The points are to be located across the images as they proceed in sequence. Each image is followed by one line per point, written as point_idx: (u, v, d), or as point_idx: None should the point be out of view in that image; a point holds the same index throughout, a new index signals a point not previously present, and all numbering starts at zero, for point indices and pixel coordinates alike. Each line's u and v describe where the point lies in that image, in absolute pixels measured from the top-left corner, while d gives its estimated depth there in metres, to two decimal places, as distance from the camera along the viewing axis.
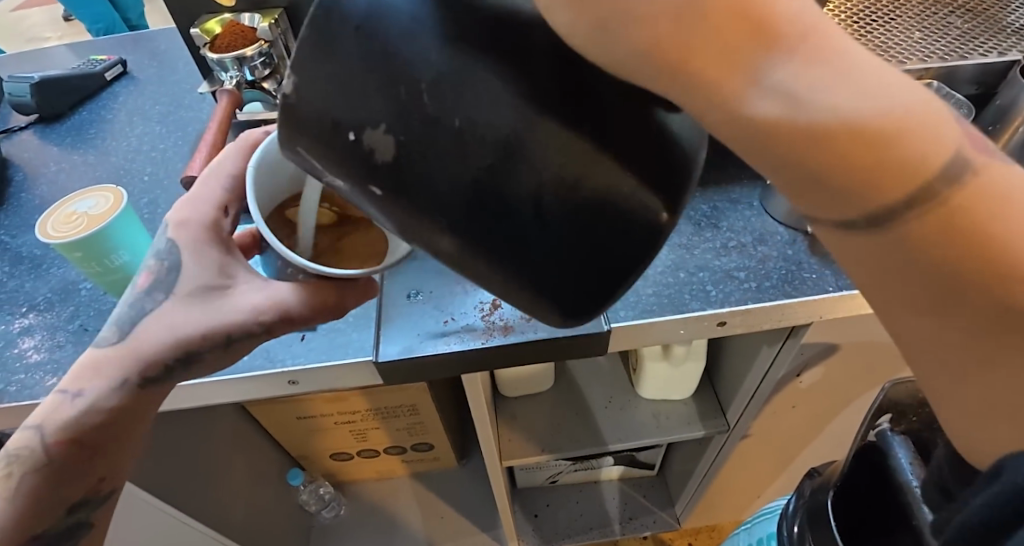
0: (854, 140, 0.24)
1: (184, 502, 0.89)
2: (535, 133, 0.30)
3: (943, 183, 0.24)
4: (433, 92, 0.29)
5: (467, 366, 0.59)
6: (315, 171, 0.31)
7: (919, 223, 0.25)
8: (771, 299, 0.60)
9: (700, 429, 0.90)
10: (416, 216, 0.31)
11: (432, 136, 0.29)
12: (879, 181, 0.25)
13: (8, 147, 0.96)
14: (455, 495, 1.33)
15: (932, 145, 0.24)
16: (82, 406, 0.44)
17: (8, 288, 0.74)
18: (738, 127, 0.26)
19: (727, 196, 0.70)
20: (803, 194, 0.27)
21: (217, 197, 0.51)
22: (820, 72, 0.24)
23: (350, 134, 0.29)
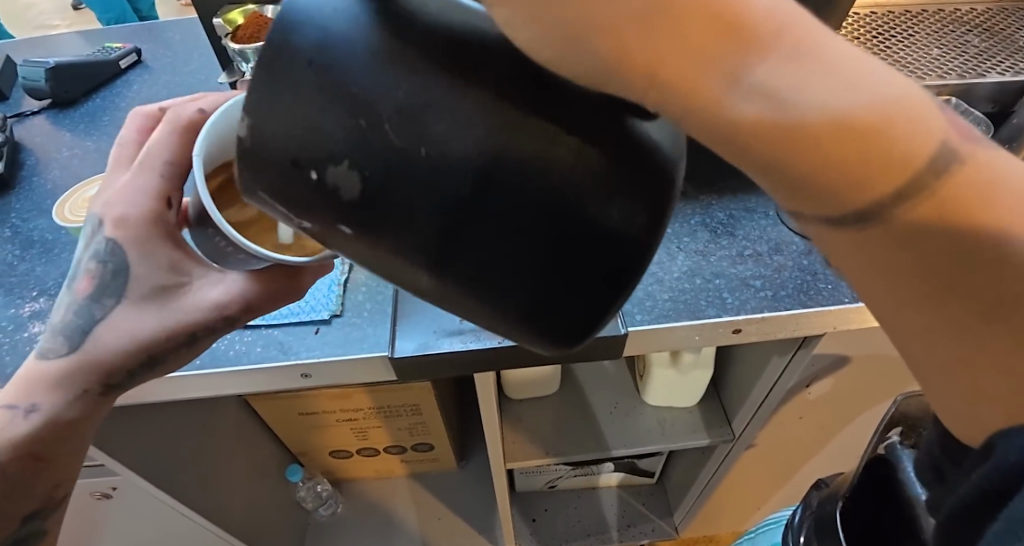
0: (841, 140, 0.21)
1: (184, 495, 0.89)
2: (498, 149, 0.26)
3: (931, 173, 0.21)
4: (395, 118, 0.26)
5: (481, 364, 0.59)
6: (284, 217, 0.29)
7: (908, 218, 0.22)
8: (788, 309, 0.60)
9: (705, 437, 0.90)
10: (390, 253, 0.28)
11: (393, 165, 0.26)
12: (860, 184, 0.21)
13: (20, 131, 0.96)
14: (453, 497, 1.32)
15: (920, 133, 0.21)
16: (40, 420, 0.46)
17: (18, 271, 0.73)
18: (720, 133, 0.22)
19: (744, 205, 0.71)
20: (782, 196, 0.24)
21: (155, 187, 0.45)
22: (803, 72, 0.21)
23: (312, 172, 0.27)
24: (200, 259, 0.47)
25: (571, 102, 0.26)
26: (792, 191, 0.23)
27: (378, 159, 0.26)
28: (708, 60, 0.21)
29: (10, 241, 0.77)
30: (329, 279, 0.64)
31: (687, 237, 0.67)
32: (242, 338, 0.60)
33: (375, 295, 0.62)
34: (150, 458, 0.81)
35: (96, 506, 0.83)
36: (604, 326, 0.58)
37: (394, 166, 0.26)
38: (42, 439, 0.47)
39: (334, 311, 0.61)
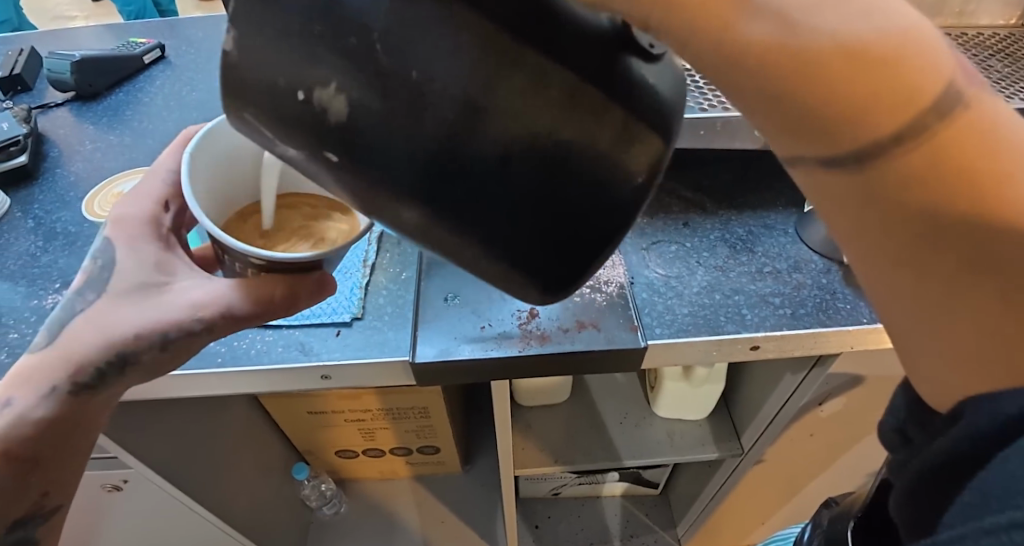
0: (853, 68, 0.24)
1: (194, 489, 0.89)
2: (493, 89, 0.28)
3: (937, 115, 0.24)
4: (387, 47, 0.27)
5: (500, 372, 0.59)
6: (267, 141, 0.32)
7: (910, 157, 0.25)
8: (806, 327, 0.60)
9: (713, 451, 0.90)
10: (370, 183, 0.31)
11: (389, 94, 0.28)
12: (865, 118, 0.25)
13: (43, 122, 0.96)
14: (456, 500, 1.33)
15: (932, 72, 0.24)
16: (10, 416, 0.46)
17: (42, 262, 0.74)
18: (737, 53, 0.27)
19: (763, 222, 0.71)
20: (789, 131, 0.28)
21: (158, 192, 0.51)
22: (818, 1, 0.25)
23: (300, 93, 0.29)
24: (184, 259, 0.49)
25: (585, 42, 0.29)
26: (799, 125, 0.27)
27: (386, 95, 0.28)
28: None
29: (34, 232, 0.78)
30: (350, 282, 0.64)
31: (706, 252, 0.67)
32: (263, 338, 0.60)
33: (396, 299, 0.63)
34: (161, 451, 0.82)
35: (106, 497, 0.83)
36: (624, 338, 0.58)
37: (381, 90, 0.28)
38: (5, 442, 0.45)
39: (355, 314, 0.62)
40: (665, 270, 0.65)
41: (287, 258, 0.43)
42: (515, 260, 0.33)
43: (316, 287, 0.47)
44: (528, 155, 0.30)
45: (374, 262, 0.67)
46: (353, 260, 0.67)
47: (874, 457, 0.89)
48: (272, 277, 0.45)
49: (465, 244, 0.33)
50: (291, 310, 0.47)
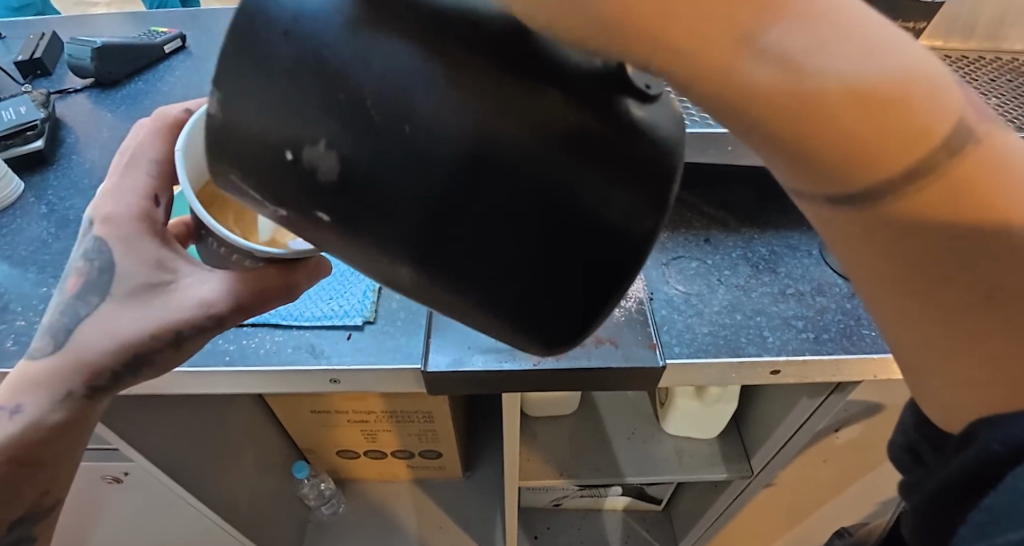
0: (864, 113, 0.22)
1: (195, 484, 0.88)
2: (481, 120, 0.26)
3: (948, 152, 0.23)
4: (377, 102, 0.26)
5: (513, 384, 0.58)
6: (256, 201, 0.30)
7: (922, 197, 0.24)
8: (829, 353, 0.58)
9: (722, 471, 0.88)
10: (367, 244, 0.29)
11: (374, 138, 0.26)
12: (887, 158, 0.23)
13: (61, 108, 0.96)
14: (456, 506, 1.31)
15: (942, 107, 0.23)
16: (24, 423, 0.45)
17: (53, 250, 0.73)
18: (738, 98, 0.23)
19: (787, 242, 0.69)
20: (792, 167, 0.25)
21: (143, 186, 0.48)
22: (820, 34, 0.22)
23: (287, 152, 0.27)
24: (185, 255, 0.48)
25: (570, 77, 0.26)
26: (802, 168, 0.25)
27: (377, 153, 0.26)
28: (722, 16, 0.22)
29: (46, 219, 0.77)
30: (363, 285, 0.63)
31: (728, 270, 0.66)
32: (273, 338, 0.59)
33: (409, 305, 0.62)
34: (164, 446, 0.81)
35: (106, 488, 0.82)
36: (641, 356, 0.57)
37: (369, 145, 0.26)
38: (20, 446, 0.45)
39: (367, 318, 0.60)
40: (685, 287, 0.64)
41: (285, 252, 0.42)
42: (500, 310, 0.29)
43: (311, 270, 0.47)
44: (520, 195, 0.26)
45: None
46: None
47: (888, 486, 0.87)
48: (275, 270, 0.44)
49: (451, 296, 0.30)
50: (291, 297, 0.46)
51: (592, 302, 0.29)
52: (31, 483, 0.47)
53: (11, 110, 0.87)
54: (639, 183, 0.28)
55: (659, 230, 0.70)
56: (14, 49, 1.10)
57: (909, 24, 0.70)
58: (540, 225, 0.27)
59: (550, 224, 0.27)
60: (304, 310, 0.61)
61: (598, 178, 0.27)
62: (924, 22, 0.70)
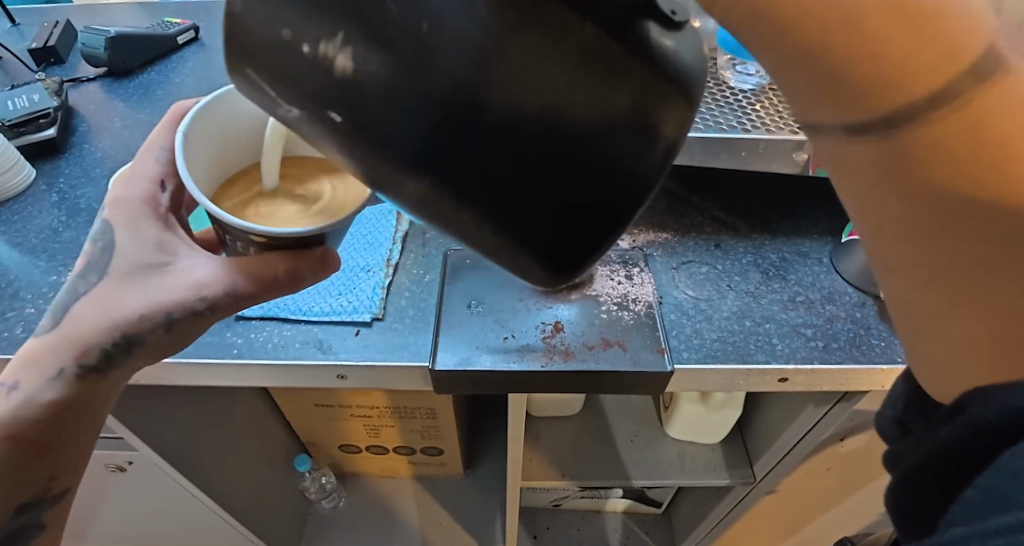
0: (896, 18, 0.22)
1: (197, 474, 0.88)
2: (505, 36, 0.25)
3: (976, 78, 0.22)
4: (401, 2, 0.25)
5: (519, 385, 0.57)
6: (269, 103, 0.29)
7: (938, 126, 0.23)
8: (838, 363, 0.58)
9: (725, 477, 0.88)
10: (372, 157, 0.28)
11: (394, 49, 0.26)
12: (906, 74, 0.23)
13: (73, 96, 0.96)
14: (456, 504, 1.31)
15: (980, 21, 0.22)
16: (21, 399, 0.46)
17: (64, 238, 0.73)
18: (761, 3, 0.24)
19: (798, 249, 0.69)
20: (815, 86, 0.25)
21: (154, 171, 0.49)
22: None
23: (304, 47, 0.26)
24: (184, 237, 0.47)
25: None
26: (824, 86, 0.25)
27: (397, 54, 0.26)
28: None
29: (57, 206, 0.78)
30: (373, 282, 0.63)
31: (737, 276, 0.66)
32: (281, 332, 0.59)
33: (418, 303, 0.62)
34: (169, 436, 0.81)
35: (109, 476, 0.83)
36: (650, 361, 0.57)
37: (388, 49, 0.26)
38: (25, 425, 0.46)
39: (375, 314, 0.60)
40: (695, 292, 0.64)
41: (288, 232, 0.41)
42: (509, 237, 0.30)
43: (318, 262, 0.45)
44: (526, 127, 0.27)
45: (397, 262, 0.66)
46: (376, 259, 0.66)
47: None
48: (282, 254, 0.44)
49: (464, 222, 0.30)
50: (296, 286, 0.46)
51: (599, 235, 0.31)
52: (29, 460, 0.47)
53: (24, 97, 0.88)
54: (651, 121, 0.28)
55: (669, 233, 0.70)
56: (27, 37, 1.10)
57: None
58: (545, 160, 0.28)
59: (550, 162, 0.28)
60: (313, 305, 0.61)
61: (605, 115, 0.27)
62: None
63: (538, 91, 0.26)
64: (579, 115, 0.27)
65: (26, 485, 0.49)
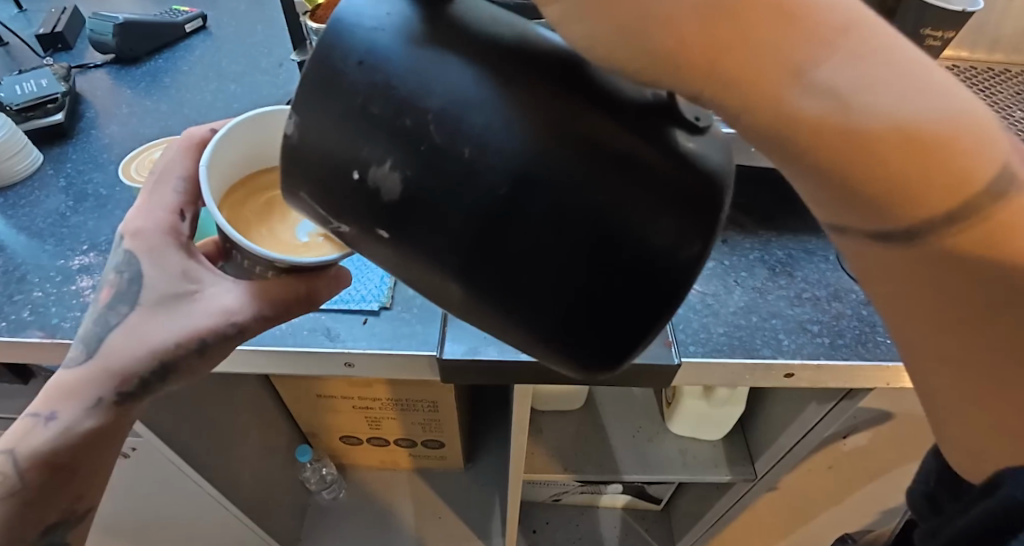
0: (913, 151, 0.23)
1: (200, 463, 0.89)
2: (539, 165, 0.27)
3: (991, 196, 0.24)
4: (439, 121, 0.28)
5: (526, 376, 0.58)
6: (321, 217, 0.33)
7: (958, 235, 0.25)
8: (844, 359, 0.58)
9: (726, 473, 0.88)
10: (420, 259, 0.30)
11: (440, 167, 0.28)
12: (926, 197, 0.24)
13: (81, 82, 0.96)
14: (456, 497, 1.31)
15: (982, 155, 0.24)
16: (59, 430, 0.46)
17: (71, 223, 0.73)
18: (785, 127, 0.24)
19: (803, 246, 0.69)
20: (836, 201, 0.27)
21: (170, 201, 0.48)
22: (870, 71, 0.23)
23: (354, 173, 0.29)
24: (208, 263, 0.47)
25: (628, 109, 0.28)
26: (845, 204, 0.26)
27: (444, 174, 0.28)
28: (778, 51, 0.23)
29: (65, 191, 0.77)
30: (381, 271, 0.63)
31: (744, 272, 0.66)
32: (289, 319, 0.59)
33: None
34: (173, 422, 0.81)
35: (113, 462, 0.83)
36: (657, 354, 0.57)
37: (437, 166, 0.28)
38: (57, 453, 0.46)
39: (383, 303, 0.61)
40: (702, 287, 0.64)
41: (313, 260, 0.42)
42: (549, 331, 0.31)
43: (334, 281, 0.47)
44: (571, 215, 0.28)
45: None
46: None
47: (892, 496, 0.87)
48: (297, 279, 0.44)
49: (497, 317, 0.31)
50: (313, 307, 0.46)
51: (640, 326, 0.30)
52: (58, 486, 0.47)
53: (32, 82, 0.87)
54: (693, 210, 0.28)
55: None
56: (34, 22, 1.09)
57: (937, 34, 0.70)
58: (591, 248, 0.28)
59: (600, 243, 0.28)
60: None
61: (648, 204, 0.28)
62: (951, 31, 0.70)
63: (574, 176, 0.27)
64: (619, 215, 0.28)
65: (50, 510, 0.48)
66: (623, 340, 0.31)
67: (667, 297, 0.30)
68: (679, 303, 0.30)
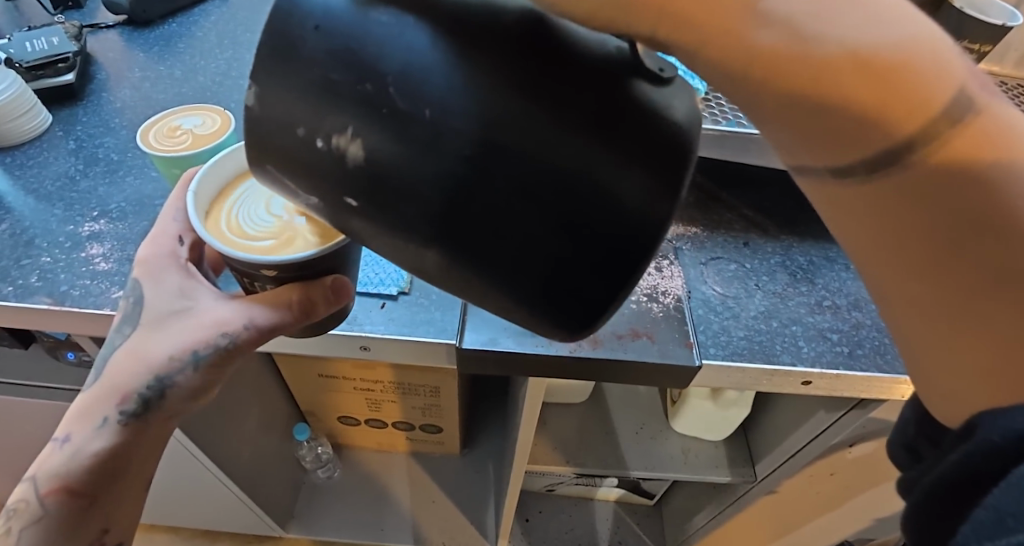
0: (867, 76, 0.25)
1: (201, 439, 0.88)
2: (500, 116, 0.28)
3: (946, 122, 0.26)
4: (399, 83, 0.29)
5: (542, 371, 0.57)
6: (293, 191, 0.34)
7: (921, 164, 0.27)
8: (864, 370, 0.58)
9: (727, 475, 0.88)
10: (393, 229, 0.31)
11: (404, 126, 0.29)
12: (885, 125, 0.26)
13: (91, 43, 0.93)
14: (450, 482, 1.32)
15: (937, 83, 0.25)
16: (72, 451, 0.46)
17: (81, 188, 0.71)
18: (746, 61, 0.27)
19: (825, 253, 0.68)
20: (800, 142, 0.29)
21: (170, 229, 0.50)
22: (821, 5, 0.25)
23: (318, 141, 0.31)
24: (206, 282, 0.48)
25: (589, 64, 0.29)
26: (808, 140, 0.28)
27: (410, 137, 0.29)
28: None
29: (74, 154, 0.75)
30: None
31: (765, 277, 0.65)
32: None
33: None
34: None
35: None
36: (678, 355, 0.56)
37: (403, 130, 0.29)
38: (71, 477, 0.46)
39: (402, 288, 0.60)
40: (723, 289, 0.63)
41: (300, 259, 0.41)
42: (521, 290, 0.31)
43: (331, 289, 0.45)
44: (534, 168, 0.28)
45: None
46: None
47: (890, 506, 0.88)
48: (291, 282, 0.44)
49: (480, 282, 0.32)
50: (313, 315, 0.46)
51: (611, 286, 0.31)
52: (77, 514, 0.46)
53: (43, 39, 0.84)
54: (656, 172, 0.29)
55: (699, 228, 0.69)
56: None
57: (976, 46, 0.69)
58: (562, 205, 0.29)
59: (565, 198, 0.29)
60: None
61: (614, 158, 0.28)
62: (990, 46, 0.69)
63: (540, 126, 0.28)
64: (581, 168, 0.28)
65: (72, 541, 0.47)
66: (598, 300, 0.31)
67: (634, 261, 0.30)
68: (645, 265, 0.31)
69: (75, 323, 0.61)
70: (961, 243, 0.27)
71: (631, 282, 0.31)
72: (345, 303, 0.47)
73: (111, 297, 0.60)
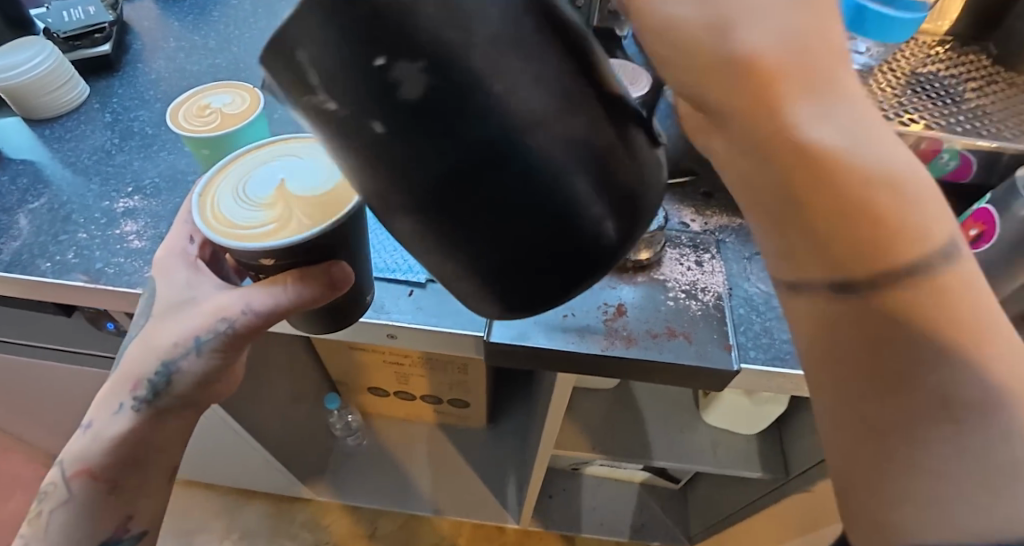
0: (851, 208, 0.24)
1: (233, 410, 0.90)
2: (525, 131, 0.27)
3: (941, 259, 0.24)
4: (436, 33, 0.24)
5: (571, 368, 0.55)
6: (273, 92, 0.28)
7: (911, 293, 0.24)
8: None
9: (758, 470, 0.87)
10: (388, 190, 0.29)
11: (441, 107, 0.26)
12: (869, 253, 0.24)
13: (128, 10, 0.93)
14: (475, 456, 1.33)
15: (924, 236, 0.24)
16: (91, 438, 0.47)
17: (116, 162, 0.71)
18: (773, 144, 0.24)
19: None
20: (780, 233, 0.26)
21: (183, 228, 0.50)
22: (831, 103, 0.24)
23: (370, 57, 0.24)
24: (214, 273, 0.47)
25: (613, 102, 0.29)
26: (790, 232, 0.26)
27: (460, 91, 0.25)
28: None
29: (110, 127, 0.75)
30: None
31: None
32: None
33: None
34: None
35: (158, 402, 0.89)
36: (715, 358, 0.54)
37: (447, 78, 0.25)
38: (88, 463, 0.46)
39: (430, 276, 0.58)
40: (767, 286, 0.60)
41: (301, 240, 0.38)
42: (480, 268, 0.32)
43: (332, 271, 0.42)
44: (533, 176, 0.29)
45: None
46: None
47: None
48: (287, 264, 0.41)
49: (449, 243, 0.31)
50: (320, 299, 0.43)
51: (566, 283, 0.34)
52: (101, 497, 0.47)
53: (79, 8, 0.84)
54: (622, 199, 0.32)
55: (746, 219, 0.65)
56: None
57: None
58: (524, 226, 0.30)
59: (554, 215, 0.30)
60: None
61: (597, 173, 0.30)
62: None
63: (551, 153, 0.28)
64: (559, 185, 0.29)
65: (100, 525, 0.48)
66: (549, 292, 0.34)
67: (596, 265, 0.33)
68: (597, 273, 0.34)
69: (110, 301, 0.62)
70: (892, 442, 0.25)
71: (586, 279, 0.34)
72: (349, 285, 0.44)
73: (144, 276, 0.61)
